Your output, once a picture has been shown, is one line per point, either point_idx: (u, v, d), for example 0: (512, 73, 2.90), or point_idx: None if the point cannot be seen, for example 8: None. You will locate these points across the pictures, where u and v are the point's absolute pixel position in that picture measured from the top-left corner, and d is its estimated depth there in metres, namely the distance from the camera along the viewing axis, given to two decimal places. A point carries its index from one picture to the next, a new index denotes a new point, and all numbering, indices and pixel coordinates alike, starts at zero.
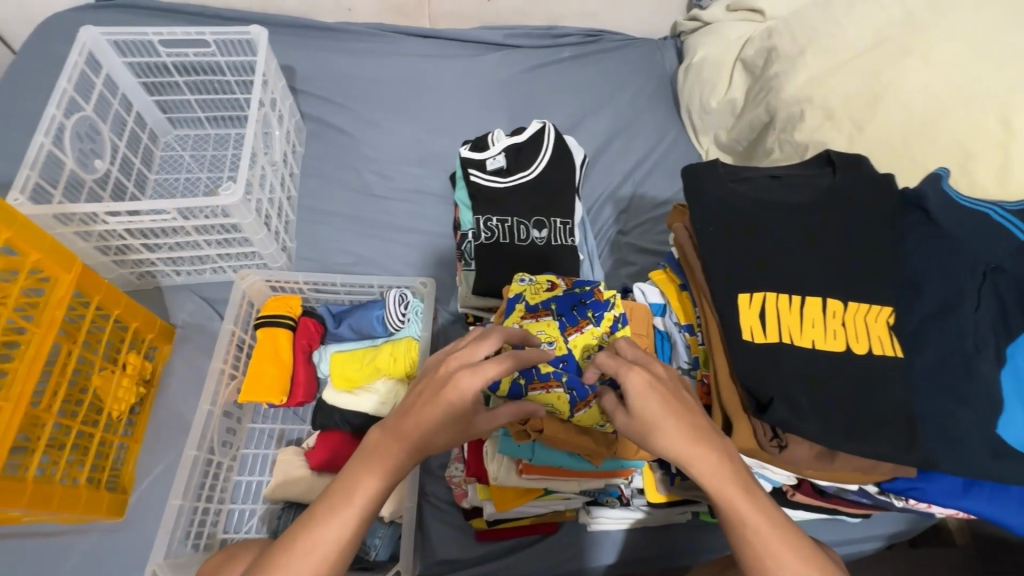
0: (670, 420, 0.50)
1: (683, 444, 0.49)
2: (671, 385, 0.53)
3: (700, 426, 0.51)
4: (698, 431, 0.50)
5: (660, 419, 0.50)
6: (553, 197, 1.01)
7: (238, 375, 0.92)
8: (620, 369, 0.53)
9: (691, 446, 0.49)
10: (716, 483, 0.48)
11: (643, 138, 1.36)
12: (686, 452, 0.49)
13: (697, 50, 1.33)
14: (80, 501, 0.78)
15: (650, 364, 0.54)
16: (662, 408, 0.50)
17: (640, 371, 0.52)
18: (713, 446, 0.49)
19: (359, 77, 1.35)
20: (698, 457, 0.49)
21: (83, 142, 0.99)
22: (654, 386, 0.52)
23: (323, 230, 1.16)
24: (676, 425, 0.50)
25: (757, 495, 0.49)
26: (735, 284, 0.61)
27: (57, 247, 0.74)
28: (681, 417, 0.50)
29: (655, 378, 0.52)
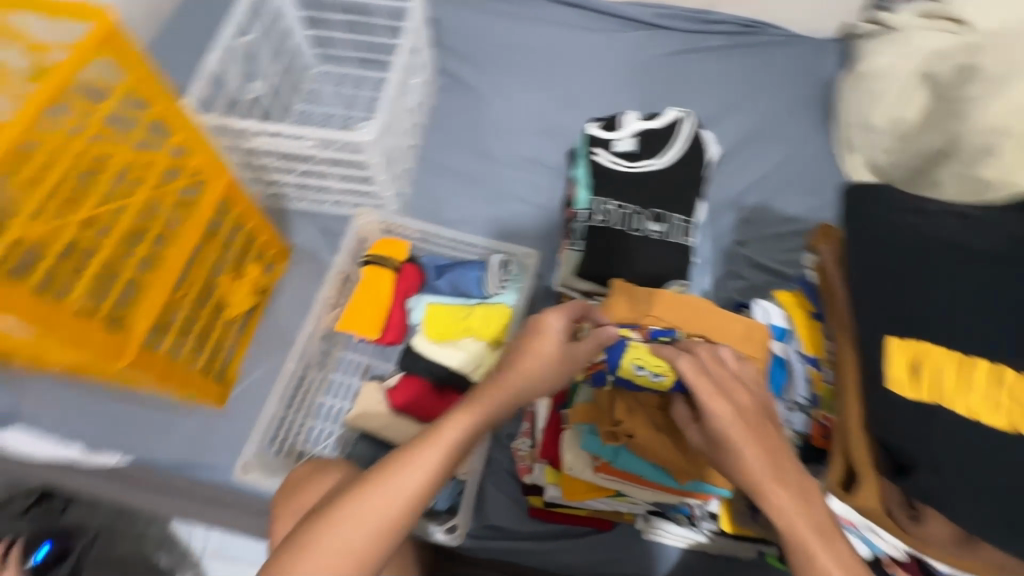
0: (741, 443, 0.47)
1: (754, 471, 0.46)
2: (755, 416, 0.49)
3: (780, 458, 0.47)
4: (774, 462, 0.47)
5: (738, 447, 0.47)
6: (678, 193, 0.96)
7: (341, 305, 0.97)
8: (701, 392, 0.50)
9: (768, 479, 0.46)
10: (785, 521, 0.44)
11: (784, 146, 1.24)
12: (763, 483, 0.46)
13: (872, 57, 1.18)
14: (195, 387, 0.87)
15: (735, 389, 0.50)
16: (741, 437, 0.47)
17: (723, 398, 0.49)
18: (791, 481, 0.46)
19: (498, 37, 1.34)
20: (770, 485, 0.46)
21: (246, 64, 1.07)
22: (738, 417, 0.48)
23: (438, 184, 1.18)
24: (752, 450, 0.47)
25: (836, 542, 0.44)
26: (890, 326, 0.54)
27: (215, 154, 0.80)
28: (762, 444, 0.47)
29: (738, 408, 0.49)
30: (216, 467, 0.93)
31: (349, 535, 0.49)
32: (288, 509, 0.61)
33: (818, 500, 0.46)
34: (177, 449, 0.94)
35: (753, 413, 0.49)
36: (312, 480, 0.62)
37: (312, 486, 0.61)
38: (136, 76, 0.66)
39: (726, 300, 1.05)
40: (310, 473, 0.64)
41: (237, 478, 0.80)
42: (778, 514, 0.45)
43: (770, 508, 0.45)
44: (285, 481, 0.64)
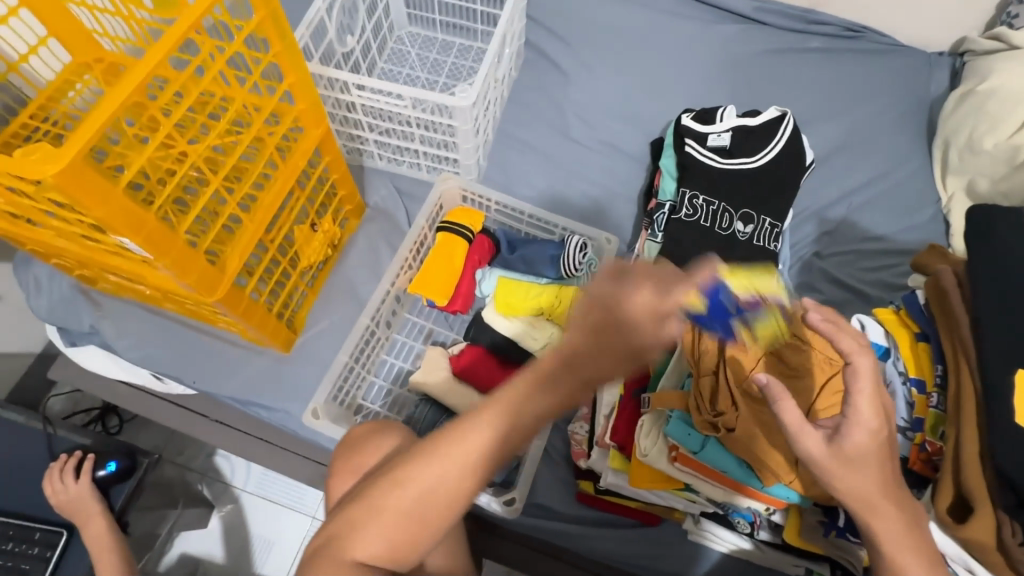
0: (877, 467, 0.47)
1: (881, 497, 0.47)
2: (892, 440, 0.49)
3: (897, 483, 0.49)
4: (896, 489, 0.48)
5: (868, 469, 0.47)
6: (769, 194, 0.92)
7: (413, 268, 0.98)
8: (857, 406, 0.48)
9: (887, 503, 0.47)
10: (879, 537, 0.48)
11: (877, 160, 1.19)
12: (878, 503, 0.47)
13: (990, 75, 1.10)
14: (269, 328, 0.90)
15: (885, 408, 0.49)
16: (876, 460, 0.47)
17: (878, 419, 0.48)
18: (900, 509, 0.48)
19: (590, 15, 1.31)
20: (889, 510, 0.47)
21: (344, 16, 1.07)
22: (879, 436, 0.48)
23: (515, 159, 1.17)
24: (885, 474, 0.48)
25: (930, 562, 0.48)
26: (1018, 358, 0.51)
27: (318, 103, 0.80)
28: (889, 470, 0.48)
29: (881, 429, 0.48)
30: (279, 409, 0.95)
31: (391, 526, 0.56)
32: (346, 465, 0.67)
33: (920, 522, 0.49)
34: (242, 386, 0.96)
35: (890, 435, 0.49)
36: (370, 442, 0.68)
37: (370, 448, 0.67)
38: (263, 17, 0.66)
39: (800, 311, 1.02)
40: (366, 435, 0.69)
41: (305, 422, 0.82)
42: (873, 531, 0.48)
43: (880, 526, 0.47)
44: (341, 440, 0.72)
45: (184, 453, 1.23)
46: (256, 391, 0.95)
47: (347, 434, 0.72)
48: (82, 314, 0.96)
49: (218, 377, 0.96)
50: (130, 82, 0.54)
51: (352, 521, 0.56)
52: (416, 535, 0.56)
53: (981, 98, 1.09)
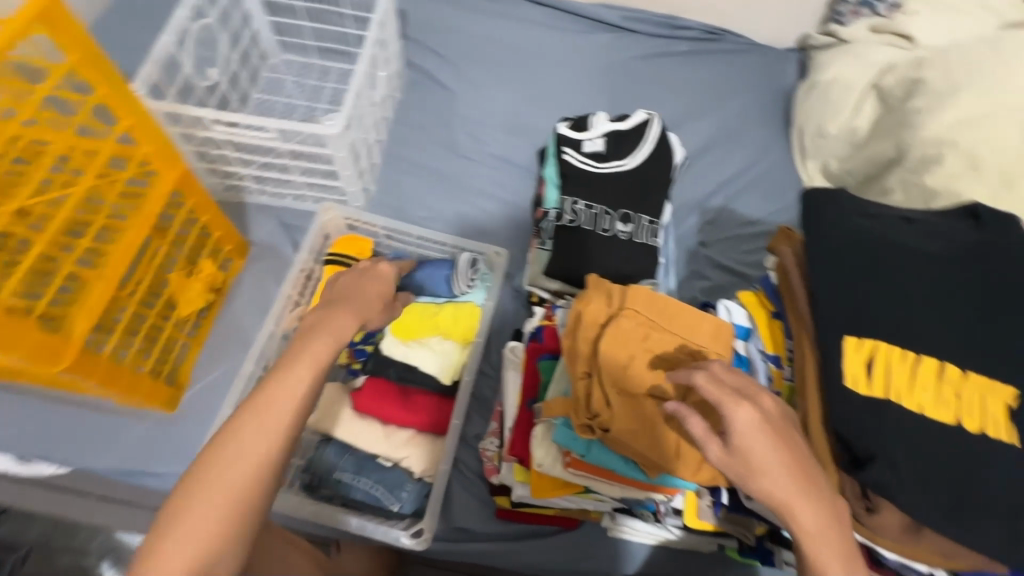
0: (778, 463, 0.46)
1: (790, 497, 0.46)
2: (783, 427, 0.49)
3: (808, 479, 0.47)
4: (809, 485, 0.47)
5: (767, 461, 0.47)
6: (645, 193, 0.97)
7: (302, 304, 0.94)
8: (726, 402, 0.49)
9: (803, 493, 0.46)
10: (811, 534, 0.45)
11: (746, 150, 1.28)
12: (793, 503, 0.46)
13: (827, 68, 1.23)
14: (142, 388, 0.82)
15: (761, 395, 0.50)
16: (771, 449, 0.47)
17: (748, 406, 0.48)
18: (817, 494, 0.46)
19: (468, 33, 1.32)
20: (802, 508, 0.46)
21: (201, 49, 1.02)
22: (763, 422, 0.48)
23: (406, 180, 1.16)
24: (787, 469, 0.47)
25: (854, 561, 0.46)
26: (845, 325, 0.56)
27: (167, 143, 0.75)
28: (793, 465, 0.47)
29: (768, 420, 0.48)
30: (168, 475, 0.86)
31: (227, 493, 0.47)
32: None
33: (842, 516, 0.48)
34: (124, 456, 0.87)
35: (779, 421, 0.48)
36: None
37: None
38: (78, 58, 0.61)
39: (691, 300, 1.07)
40: None
41: None
42: (803, 529, 0.46)
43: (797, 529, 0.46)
44: None
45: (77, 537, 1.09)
46: (139, 457, 0.87)
47: None
48: None
49: (95, 447, 0.87)
50: None
51: (179, 505, 0.46)
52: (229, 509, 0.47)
53: (824, 87, 1.20)
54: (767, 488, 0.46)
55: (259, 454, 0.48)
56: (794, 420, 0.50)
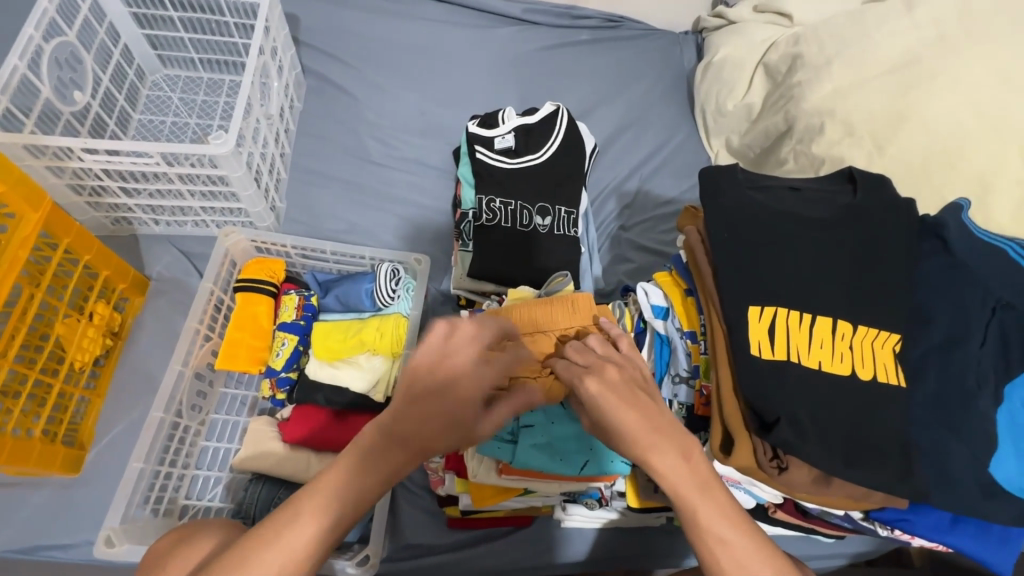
0: (630, 422, 0.49)
1: (640, 448, 0.48)
2: (625, 389, 0.51)
3: (657, 424, 0.49)
4: (662, 431, 0.49)
5: (617, 421, 0.50)
6: (559, 185, 0.98)
7: (214, 337, 0.88)
8: (575, 378, 0.54)
9: (653, 440, 0.48)
10: (672, 482, 0.48)
11: (655, 132, 1.32)
12: (644, 446, 0.48)
13: (718, 48, 1.29)
14: (32, 454, 0.73)
15: (604, 367, 0.54)
16: (617, 409, 0.50)
17: (592, 377, 0.53)
18: (670, 445, 0.48)
19: (366, 35, 1.28)
20: (655, 457, 0.48)
21: (62, 70, 0.92)
22: (607, 390, 0.51)
23: (316, 193, 1.11)
24: (634, 424, 0.49)
25: (716, 492, 0.48)
26: (747, 296, 0.58)
27: (25, 181, 0.68)
28: (643, 419, 0.49)
29: (609, 382, 0.52)
30: (77, 544, 0.78)
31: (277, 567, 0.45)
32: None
33: (699, 453, 0.49)
34: (21, 532, 0.78)
35: (621, 385, 0.52)
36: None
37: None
38: None
39: (617, 284, 1.10)
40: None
41: (99, 554, 0.69)
42: (660, 474, 0.48)
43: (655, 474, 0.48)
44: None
45: None
46: (40, 530, 0.78)
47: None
48: None
49: None
50: None
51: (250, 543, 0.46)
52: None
53: (717, 67, 1.26)
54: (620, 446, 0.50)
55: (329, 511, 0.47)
56: (642, 385, 0.53)
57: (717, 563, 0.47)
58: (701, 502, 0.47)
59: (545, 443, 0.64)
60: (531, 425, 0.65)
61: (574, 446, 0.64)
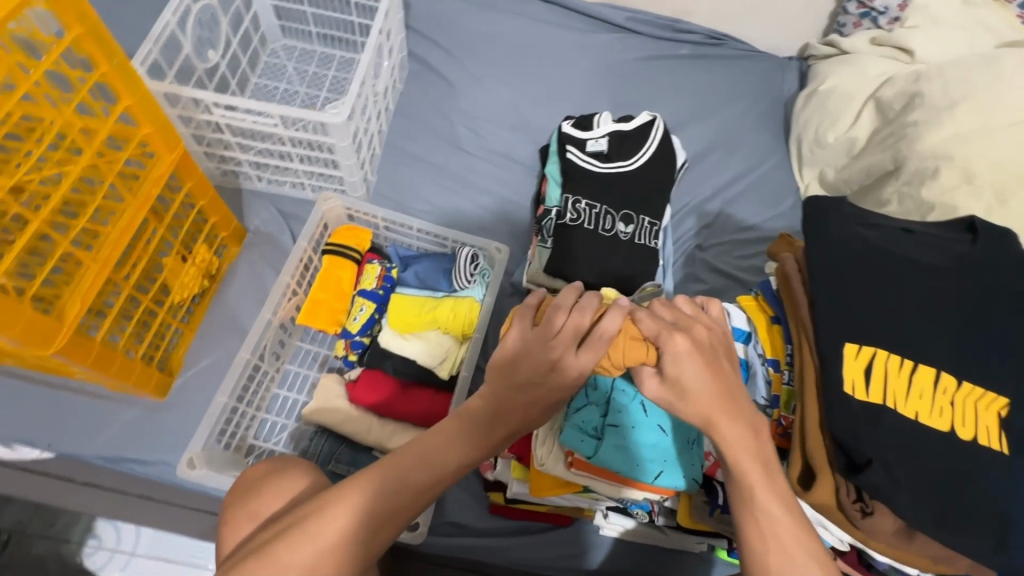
0: (709, 385, 0.52)
1: (714, 416, 0.51)
2: (713, 358, 0.54)
3: (731, 398, 0.53)
4: (738, 409, 0.52)
5: (691, 384, 0.52)
6: (646, 196, 0.98)
7: (299, 293, 0.93)
8: (662, 334, 0.53)
9: (721, 405, 0.52)
10: (735, 454, 0.50)
11: (745, 156, 1.29)
12: (716, 417, 0.51)
13: (826, 78, 1.24)
14: (135, 375, 0.80)
15: (694, 325, 0.55)
16: (699, 370, 0.52)
17: (681, 334, 0.53)
18: (744, 420, 0.52)
19: (472, 27, 1.32)
20: (725, 426, 0.51)
21: (202, 30, 1.00)
22: (694, 350, 0.53)
23: (405, 173, 1.15)
24: (712, 388, 0.52)
25: (775, 475, 0.51)
26: (845, 333, 0.56)
27: (167, 124, 0.74)
28: (724, 390, 0.53)
29: (695, 344, 0.53)
30: (155, 463, 0.85)
31: (354, 514, 0.53)
32: (245, 512, 0.60)
33: (766, 436, 0.53)
34: (110, 442, 0.85)
35: (705, 348, 0.54)
36: (268, 483, 0.62)
37: (269, 489, 0.61)
38: (80, 32, 0.59)
39: None
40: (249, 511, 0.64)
41: (181, 475, 0.75)
42: (722, 441, 0.51)
43: (719, 441, 0.51)
44: (234, 485, 0.64)
45: (55, 525, 1.07)
46: (125, 445, 0.85)
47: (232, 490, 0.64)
48: None
49: (80, 432, 0.85)
50: None
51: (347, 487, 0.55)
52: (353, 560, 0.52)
53: (822, 97, 1.22)
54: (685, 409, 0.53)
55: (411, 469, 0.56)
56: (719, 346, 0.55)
57: (765, 557, 0.47)
58: (763, 490, 0.49)
59: (627, 444, 0.63)
60: (616, 425, 0.63)
61: (654, 454, 0.63)
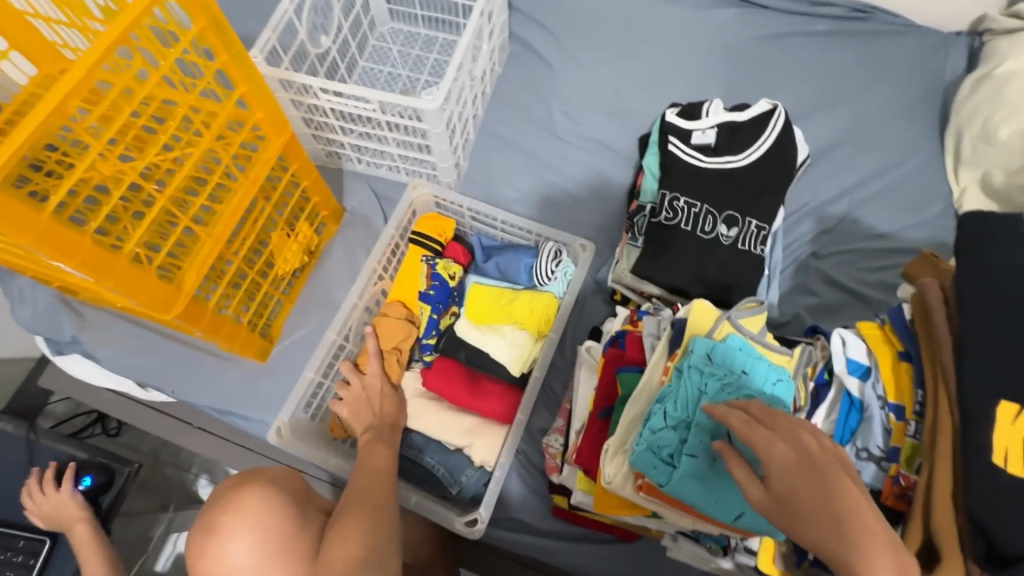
0: (836, 511, 0.40)
1: (848, 543, 0.39)
2: (827, 464, 0.42)
3: (864, 521, 0.40)
4: (882, 538, 0.39)
5: (809, 503, 0.41)
6: (756, 196, 0.87)
7: (385, 278, 0.95)
8: (754, 439, 0.45)
9: (857, 535, 0.39)
10: None
11: (886, 152, 1.11)
12: (850, 547, 0.39)
13: (1009, 58, 1.01)
14: (240, 339, 0.88)
15: (800, 431, 0.44)
16: (818, 489, 0.41)
17: (782, 442, 0.44)
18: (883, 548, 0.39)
19: (578, 6, 1.25)
20: (868, 560, 0.39)
21: (317, 17, 1.04)
22: (802, 459, 0.42)
23: (497, 159, 1.13)
24: (837, 510, 0.40)
25: None
26: (1000, 388, 0.46)
27: (277, 110, 0.79)
28: (852, 511, 0.40)
29: (806, 453, 0.43)
30: (255, 419, 0.94)
31: (371, 470, 0.71)
32: (213, 529, 0.59)
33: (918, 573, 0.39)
34: (220, 395, 0.95)
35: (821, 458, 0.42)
36: (228, 495, 0.61)
37: (229, 504, 0.60)
38: (204, 24, 0.64)
39: (793, 317, 0.97)
40: (223, 499, 0.61)
41: (269, 440, 0.81)
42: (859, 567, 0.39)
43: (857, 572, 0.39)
44: (205, 501, 0.62)
45: (180, 456, 1.22)
46: (231, 401, 0.95)
47: (217, 501, 0.61)
48: (64, 323, 0.98)
49: (195, 384, 0.96)
50: (63, 89, 0.53)
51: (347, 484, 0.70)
52: (386, 498, 0.68)
53: (998, 83, 1.00)
54: (813, 535, 0.41)
55: (375, 452, 0.75)
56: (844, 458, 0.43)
57: None
58: None
59: (705, 475, 0.56)
60: (694, 454, 0.57)
61: (735, 492, 0.56)
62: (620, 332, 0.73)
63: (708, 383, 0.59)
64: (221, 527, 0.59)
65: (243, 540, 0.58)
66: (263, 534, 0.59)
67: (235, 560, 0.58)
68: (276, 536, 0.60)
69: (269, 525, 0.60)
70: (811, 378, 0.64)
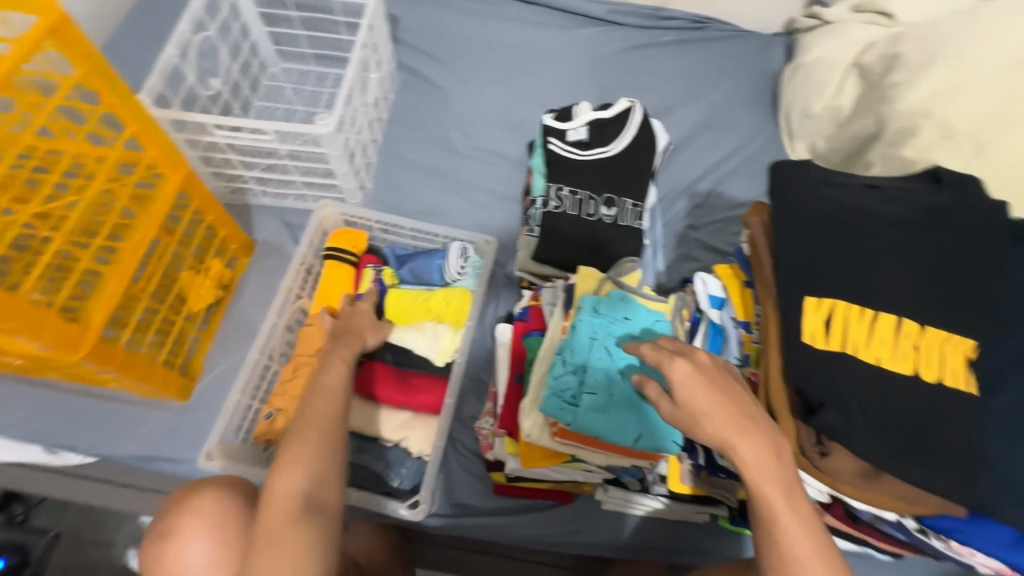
0: (721, 412, 0.51)
1: (729, 435, 0.51)
2: (717, 376, 0.53)
3: (744, 418, 0.51)
4: (759, 429, 0.51)
5: (701, 407, 0.52)
6: (629, 179, 1.00)
7: (303, 297, 0.99)
8: (663, 361, 0.54)
9: (731, 431, 0.51)
10: (747, 468, 0.50)
11: (735, 135, 1.30)
12: (732, 438, 0.51)
13: (811, 49, 1.24)
14: (157, 378, 0.87)
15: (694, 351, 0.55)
16: (705, 395, 0.52)
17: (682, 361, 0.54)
18: (756, 434, 0.51)
19: (458, 34, 1.37)
20: (744, 445, 0.50)
21: (203, 60, 1.08)
22: (696, 372, 0.53)
23: (401, 177, 1.20)
24: (722, 411, 0.51)
25: (796, 495, 0.50)
26: (805, 288, 0.58)
27: (171, 147, 0.81)
28: (735, 409, 0.52)
29: (700, 370, 0.53)
30: (184, 460, 0.92)
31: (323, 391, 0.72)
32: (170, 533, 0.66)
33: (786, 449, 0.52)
34: (142, 443, 0.92)
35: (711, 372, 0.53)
36: (186, 500, 0.68)
37: (189, 508, 0.67)
38: (86, 70, 0.67)
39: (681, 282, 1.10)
40: (179, 505, 0.68)
41: (201, 466, 0.81)
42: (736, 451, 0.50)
43: (735, 456, 0.50)
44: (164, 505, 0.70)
45: (101, 529, 1.14)
46: (156, 446, 0.92)
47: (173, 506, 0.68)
48: None
49: (113, 437, 0.92)
50: None
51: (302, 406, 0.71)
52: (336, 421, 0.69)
53: (807, 69, 1.22)
54: (708, 431, 0.51)
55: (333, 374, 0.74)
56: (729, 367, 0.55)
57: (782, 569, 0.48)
58: (778, 501, 0.49)
59: (605, 408, 0.66)
60: (594, 392, 0.66)
61: (630, 419, 0.65)
62: (523, 308, 0.83)
63: (599, 330, 0.69)
64: (178, 529, 0.66)
65: (198, 539, 0.65)
66: (215, 534, 0.65)
67: (192, 558, 0.64)
68: (229, 535, 0.65)
69: (219, 524, 0.66)
70: (686, 320, 0.73)
